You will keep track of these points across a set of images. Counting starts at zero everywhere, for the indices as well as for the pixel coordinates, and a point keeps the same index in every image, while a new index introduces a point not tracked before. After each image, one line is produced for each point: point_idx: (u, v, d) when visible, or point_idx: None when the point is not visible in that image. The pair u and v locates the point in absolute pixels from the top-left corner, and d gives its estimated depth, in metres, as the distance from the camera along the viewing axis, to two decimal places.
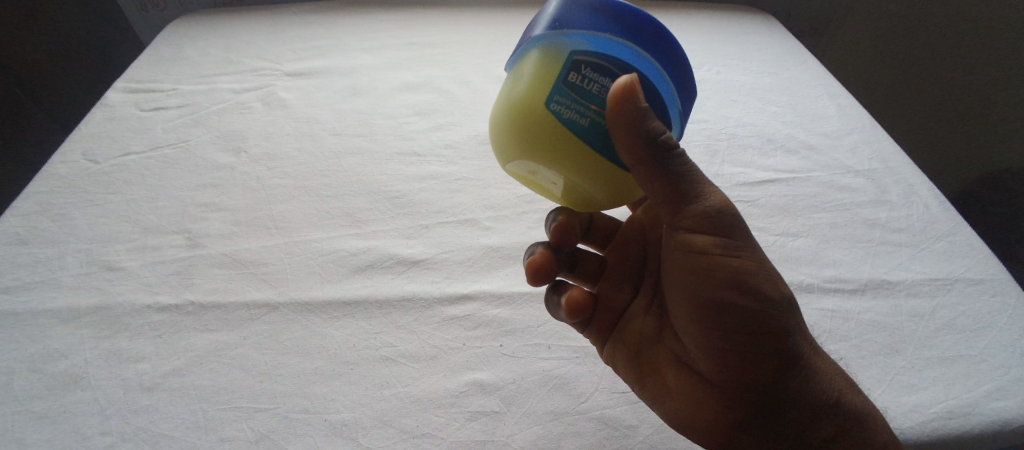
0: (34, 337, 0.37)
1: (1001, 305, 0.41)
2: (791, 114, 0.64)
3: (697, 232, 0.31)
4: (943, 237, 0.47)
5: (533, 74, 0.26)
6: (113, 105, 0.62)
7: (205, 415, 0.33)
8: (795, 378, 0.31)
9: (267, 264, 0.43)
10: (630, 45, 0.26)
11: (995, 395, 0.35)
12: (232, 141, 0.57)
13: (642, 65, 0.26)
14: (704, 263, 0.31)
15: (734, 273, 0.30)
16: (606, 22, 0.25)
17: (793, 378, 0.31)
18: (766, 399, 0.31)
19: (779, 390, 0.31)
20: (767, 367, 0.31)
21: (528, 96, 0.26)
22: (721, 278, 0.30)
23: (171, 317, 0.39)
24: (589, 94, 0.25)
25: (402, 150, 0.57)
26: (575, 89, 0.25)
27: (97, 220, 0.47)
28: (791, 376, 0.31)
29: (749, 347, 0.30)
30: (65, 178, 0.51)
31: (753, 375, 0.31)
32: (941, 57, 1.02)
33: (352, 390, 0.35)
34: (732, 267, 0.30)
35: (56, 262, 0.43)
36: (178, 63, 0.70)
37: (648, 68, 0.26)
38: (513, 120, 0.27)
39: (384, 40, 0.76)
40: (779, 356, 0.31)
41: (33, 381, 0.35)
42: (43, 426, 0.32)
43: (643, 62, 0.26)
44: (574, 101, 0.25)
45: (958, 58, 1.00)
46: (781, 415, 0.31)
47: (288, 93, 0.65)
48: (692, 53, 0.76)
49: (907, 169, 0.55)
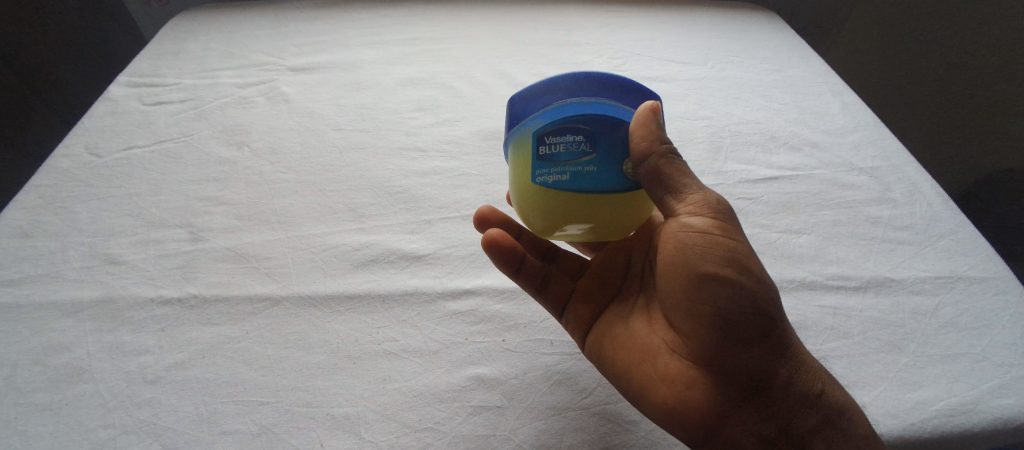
0: (38, 329, 0.37)
1: (1004, 303, 0.41)
2: (794, 111, 0.64)
3: (696, 218, 0.31)
4: (946, 235, 0.47)
5: (518, 157, 0.33)
6: (115, 99, 0.62)
7: (207, 408, 0.33)
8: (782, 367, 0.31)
9: (269, 259, 0.43)
10: (575, 99, 0.31)
11: (997, 393, 0.35)
12: (235, 136, 0.57)
13: (592, 109, 0.31)
14: (702, 246, 0.31)
15: (728, 254, 0.30)
16: (547, 98, 0.32)
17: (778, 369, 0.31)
18: (753, 389, 0.30)
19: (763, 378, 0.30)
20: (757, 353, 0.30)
21: (523, 180, 0.33)
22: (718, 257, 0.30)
23: (173, 310, 0.39)
24: (562, 156, 0.31)
25: (404, 145, 0.56)
26: (551, 157, 0.31)
27: (99, 213, 0.47)
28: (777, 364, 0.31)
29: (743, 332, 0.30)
30: (68, 172, 0.51)
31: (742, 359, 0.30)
32: (944, 51, 1.02)
33: (354, 384, 0.35)
34: (726, 250, 0.30)
35: (58, 255, 0.43)
36: (180, 58, 0.70)
37: (597, 108, 0.31)
38: (521, 200, 0.34)
39: (387, 35, 0.76)
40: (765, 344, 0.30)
41: (35, 373, 0.35)
42: (46, 418, 0.32)
43: (592, 106, 0.31)
44: (554, 167, 0.31)
45: (961, 51, 1.00)
46: (770, 409, 0.30)
47: (290, 88, 0.65)
48: (694, 50, 0.75)
49: (910, 166, 0.55)
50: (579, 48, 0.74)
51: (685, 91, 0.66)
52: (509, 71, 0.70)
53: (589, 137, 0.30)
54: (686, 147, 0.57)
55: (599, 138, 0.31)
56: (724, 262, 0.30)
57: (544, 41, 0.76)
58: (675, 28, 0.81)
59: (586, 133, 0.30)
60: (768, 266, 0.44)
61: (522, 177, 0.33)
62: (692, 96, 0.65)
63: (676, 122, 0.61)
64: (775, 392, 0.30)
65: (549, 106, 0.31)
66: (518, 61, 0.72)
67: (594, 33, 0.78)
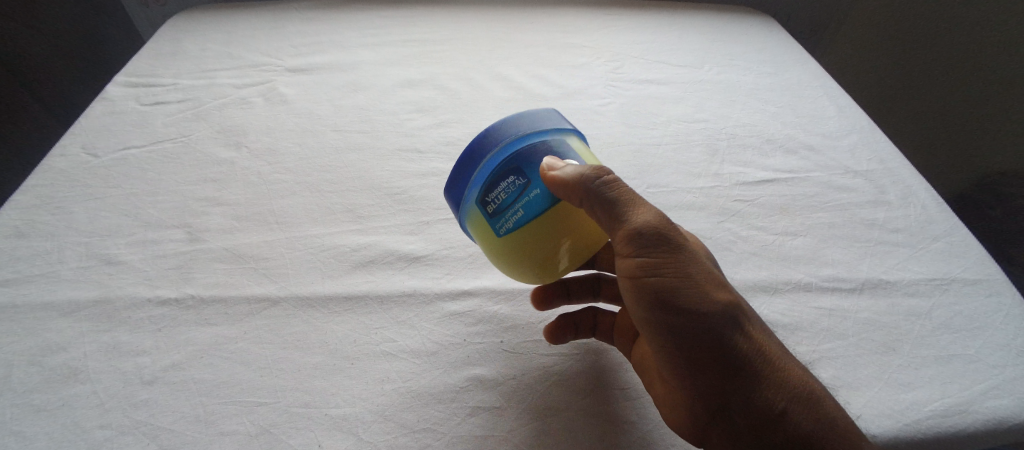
0: (34, 330, 0.37)
1: (997, 305, 0.41)
2: (791, 115, 0.64)
3: (624, 246, 0.30)
4: (940, 238, 0.47)
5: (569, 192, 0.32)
6: (112, 99, 0.61)
7: (205, 408, 0.33)
8: (743, 394, 0.28)
9: (267, 259, 0.43)
10: (525, 119, 0.34)
11: (991, 394, 0.35)
12: (233, 136, 0.57)
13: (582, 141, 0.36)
14: (642, 279, 0.30)
15: (651, 287, 0.29)
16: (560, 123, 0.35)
17: (737, 396, 0.28)
18: (721, 416, 0.29)
19: (727, 406, 0.28)
20: (708, 386, 0.29)
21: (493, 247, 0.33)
22: (646, 288, 0.30)
23: (171, 311, 0.39)
24: (505, 201, 0.31)
25: (403, 147, 0.57)
26: None
27: (97, 214, 0.47)
28: (738, 391, 0.28)
29: (686, 362, 0.29)
30: (64, 172, 0.51)
31: (698, 389, 0.29)
32: (943, 50, 1.02)
33: (352, 385, 0.35)
34: (656, 283, 0.29)
35: (55, 255, 0.43)
36: (178, 58, 0.70)
37: (545, 122, 0.34)
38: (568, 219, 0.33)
39: (386, 37, 0.76)
40: (716, 373, 0.29)
41: (31, 374, 0.35)
42: (42, 419, 0.32)
43: (528, 133, 0.33)
44: (504, 214, 0.31)
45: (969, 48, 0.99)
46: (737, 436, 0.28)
47: (289, 89, 0.65)
48: (692, 53, 0.76)
49: (905, 169, 0.56)
50: (578, 51, 0.75)
51: (682, 94, 0.67)
52: (508, 74, 0.70)
53: (556, 144, 0.33)
54: (684, 149, 0.58)
55: (568, 146, 0.34)
56: (667, 283, 0.29)
57: (543, 44, 0.76)
58: (673, 31, 0.81)
59: (554, 142, 0.33)
60: (765, 268, 0.44)
61: (479, 228, 0.33)
62: (690, 99, 0.66)
63: (673, 125, 0.62)
64: (740, 420, 0.28)
65: (497, 141, 0.32)
66: (516, 63, 0.72)
67: (592, 35, 0.79)
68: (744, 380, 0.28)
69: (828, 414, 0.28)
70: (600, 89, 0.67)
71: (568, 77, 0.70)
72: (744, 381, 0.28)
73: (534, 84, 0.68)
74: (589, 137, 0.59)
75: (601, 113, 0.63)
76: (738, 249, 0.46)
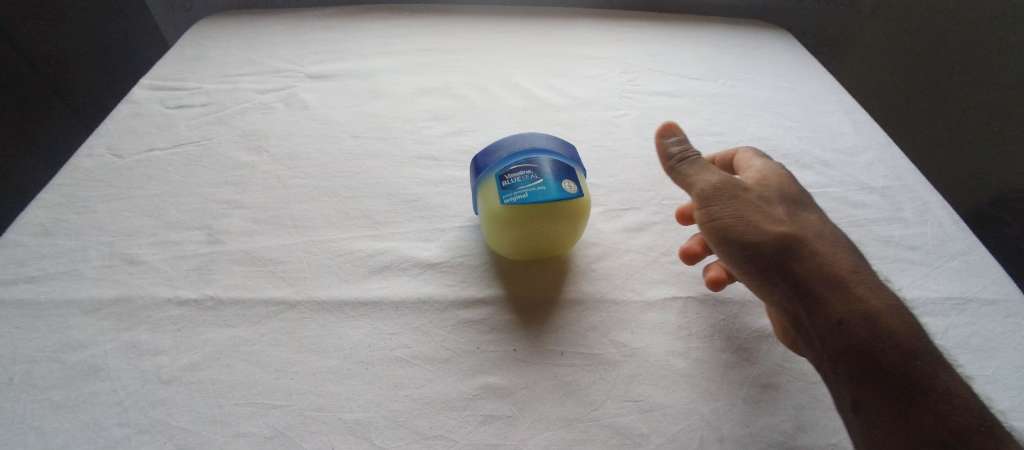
0: (58, 327, 0.38)
1: (1018, 327, 0.40)
2: (806, 129, 0.64)
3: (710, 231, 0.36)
4: (958, 257, 0.47)
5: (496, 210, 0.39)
6: (138, 102, 0.63)
7: (221, 409, 0.34)
8: (854, 365, 0.28)
9: (285, 262, 0.44)
10: (518, 139, 0.41)
11: (1011, 418, 0.34)
12: (253, 140, 0.58)
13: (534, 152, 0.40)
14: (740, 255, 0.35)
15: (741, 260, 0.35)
16: (505, 151, 0.41)
17: (853, 368, 0.28)
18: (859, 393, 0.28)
19: (853, 380, 0.28)
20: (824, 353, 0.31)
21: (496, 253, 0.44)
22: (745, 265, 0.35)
23: (190, 312, 0.40)
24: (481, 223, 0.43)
25: (419, 154, 0.57)
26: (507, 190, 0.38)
27: (120, 213, 0.48)
28: (852, 363, 0.28)
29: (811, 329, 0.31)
30: (90, 172, 0.52)
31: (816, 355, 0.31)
32: (966, 63, 1.01)
33: (366, 390, 0.35)
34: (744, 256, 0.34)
35: (79, 254, 0.44)
36: (202, 63, 0.72)
37: (493, 155, 0.41)
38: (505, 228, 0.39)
39: (404, 45, 0.78)
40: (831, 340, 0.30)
41: (54, 370, 0.35)
42: (63, 414, 0.33)
43: (481, 170, 0.42)
44: (515, 190, 0.38)
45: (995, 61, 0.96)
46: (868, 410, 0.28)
47: (308, 95, 0.66)
48: (706, 66, 0.76)
49: (921, 186, 0.55)
50: (593, 62, 0.76)
51: (696, 106, 0.67)
52: (523, 84, 0.70)
53: (504, 169, 0.40)
54: None
55: (507, 169, 0.40)
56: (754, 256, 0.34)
57: (558, 55, 0.77)
58: (687, 44, 0.82)
59: (496, 170, 0.41)
60: None
61: (494, 204, 0.40)
62: (704, 112, 0.66)
63: (687, 137, 0.62)
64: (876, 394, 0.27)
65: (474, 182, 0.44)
66: (531, 73, 0.73)
67: (607, 47, 0.79)
68: (857, 354, 0.28)
69: (957, 398, 0.26)
70: (614, 100, 0.68)
71: (582, 87, 0.70)
72: (847, 354, 0.29)
73: (549, 94, 0.68)
74: (603, 148, 0.59)
75: (615, 124, 0.63)
76: None
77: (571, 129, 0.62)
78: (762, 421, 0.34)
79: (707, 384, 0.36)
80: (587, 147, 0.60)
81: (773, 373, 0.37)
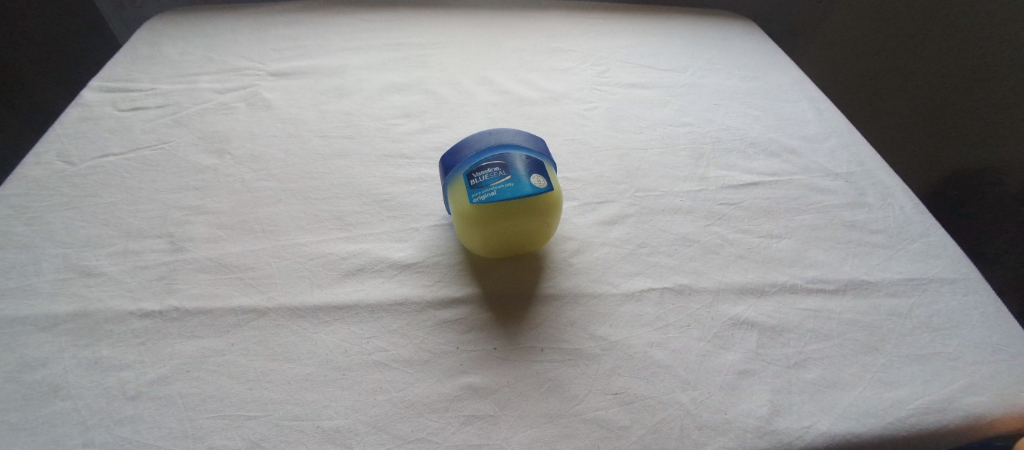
0: (9, 347, 0.36)
1: (971, 303, 0.43)
2: (773, 118, 0.66)
3: None
4: (917, 239, 0.49)
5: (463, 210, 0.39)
6: (88, 105, 0.60)
7: (192, 424, 0.32)
8: None
9: (254, 269, 0.42)
10: (483, 136, 0.41)
11: (967, 390, 0.36)
12: (216, 143, 0.56)
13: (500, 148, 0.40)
14: None
15: None
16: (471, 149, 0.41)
17: None
18: None
19: None
20: None
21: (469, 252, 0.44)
22: None
23: (154, 324, 0.38)
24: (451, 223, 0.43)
25: (392, 152, 0.56)
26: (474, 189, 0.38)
27: (74, 224, 0.45)
28: None
29: None
30: (39, 181, 0.49)
31: None
32: (924, 52, 1.06)
33: (344, 396, 0.34)
34: None
35: (30, 268, 0.41)
36: (157, 62, 0.68)
37: (459, 154, 0.41)
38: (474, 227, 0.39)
39: (372, 40, 0.76)
40: None
41: (6, 393, 0.33)
42: (18, 439, 0.31)
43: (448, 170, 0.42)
44: (484, 188, 0.37)
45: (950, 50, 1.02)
46: None
47: (273, 93, 0.64)
48: (677, 58, 0.77)
49: (882, 171, 0.58)
50: (565, 55, 0.75)
51: (668, 98, 0.68)
52: (496, 78, 0.70)
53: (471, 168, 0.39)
54: (671, 153, 0.59)
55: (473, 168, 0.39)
56: None
57: (530, 48, 0.77)
58: (658, 36, 0.83)
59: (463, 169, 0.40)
60: (752, 270, 0.45)
61: (463, 203, 0.39)
62: (675, 103, 0.67)
63: (660, 129, 0.62)
64: None
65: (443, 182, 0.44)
66: (504, 67, 0.72)
67: (579, 40, 0.79)
68: None
69: None
70: (588, 93, 0.68)
71: (555, 81, 0.70)
72: None
73: (522, 88, 0.68)
74: (577, 141, 0.59)
75: (589, 117, 0.63)
76: (724, 251, 0.47)
77: (545, 123, 0.62)
78: (738, 407, 0.35)
79: (685, 373, 0.37)
80: (561, 141, 0.60)
81: (747, 359, 0.38)
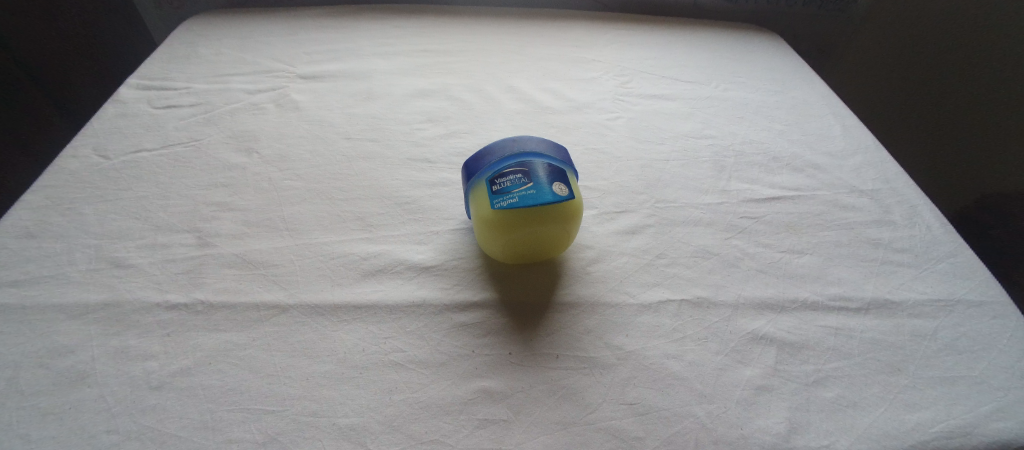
0: (43, 332, 0.37)
1: (1001, 327, 0.41)
2: (797, 133, 0.65)
3: None
4: (945, 259, 0.48)
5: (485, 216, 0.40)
6: (125, 102, 0.62)
7: (212, 415, 0.33)
8: None
9: (277, 266, 0.43)
10: (506, 142, 0.41)
11: (996, 416, 0.35)
12: (244, 142, 0.57)
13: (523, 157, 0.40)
14: None
15: None
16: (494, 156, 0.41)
17: None
18: None
19: None
20: None
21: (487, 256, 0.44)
22: None
23: (180, 316, 0.39)
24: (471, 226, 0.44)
25: (414, 156, 0.57)
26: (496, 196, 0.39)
27: (107, 216, 0.47)
28: None
29: None
30: (76, 173, 0.51)
31: None
32: (955, 69, 1.03)
33: (360, 394, 0.35)
34: None
35: (64, 257, 0.43)
36: (191, 62, 0.71)
37: (482, 160, 0.42)
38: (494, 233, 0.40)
39: (398, 46, 0.77)
40: None
41: (38, 376, 0.34)
42: (47, 422, 0.32)
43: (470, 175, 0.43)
44: (507, 194, 0.38)
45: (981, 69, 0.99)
46: None
47: (300, 96, 0.66)
48: (699, 70, 0.77)
49: (910, 190, 0.56)
50: (588, 65, 0.76)
51: (690, 109, 0.68)
52: (518, 86, 0.70)
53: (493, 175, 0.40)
54: (691, 165, 0.59)
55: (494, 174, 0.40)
56: None
57: (553, 57, 0.77)
58: (681, 48, 0.83)
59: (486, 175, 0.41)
60: (772, 286, 0.45)
61: (484, 208, 0.40)
62: (697, 115, 0.67)
63: (681, 140, 0.62)
64: None
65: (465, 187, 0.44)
66: (526, 75, 0.73)
67: (602, 50, 0.80)
68: None
69: None
70: (609, 103, 0.68)
71: (576, 90, 0.70)
72: None
73: (544, 97, 0.68)
74: (598, 151, 0.60)
75: (609, 127, 0.64)
76: (745, 265, 0.46)
77: (565, 132, 0.62)
78: (755, 423, 0.34)
79: (701, 387, 0.36)
80: (581, 150, 0.60)
81: (765, 375, 0.37)
